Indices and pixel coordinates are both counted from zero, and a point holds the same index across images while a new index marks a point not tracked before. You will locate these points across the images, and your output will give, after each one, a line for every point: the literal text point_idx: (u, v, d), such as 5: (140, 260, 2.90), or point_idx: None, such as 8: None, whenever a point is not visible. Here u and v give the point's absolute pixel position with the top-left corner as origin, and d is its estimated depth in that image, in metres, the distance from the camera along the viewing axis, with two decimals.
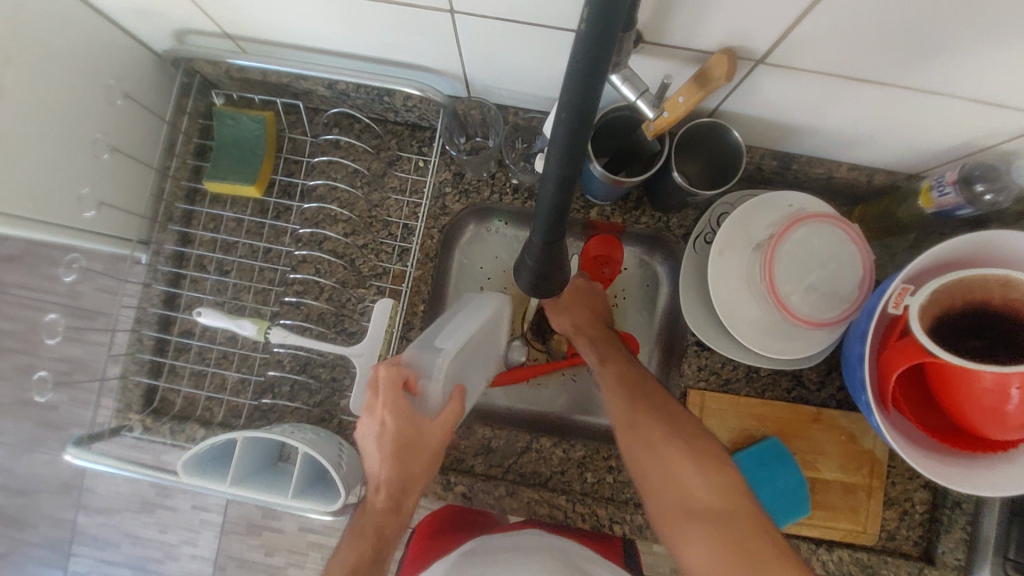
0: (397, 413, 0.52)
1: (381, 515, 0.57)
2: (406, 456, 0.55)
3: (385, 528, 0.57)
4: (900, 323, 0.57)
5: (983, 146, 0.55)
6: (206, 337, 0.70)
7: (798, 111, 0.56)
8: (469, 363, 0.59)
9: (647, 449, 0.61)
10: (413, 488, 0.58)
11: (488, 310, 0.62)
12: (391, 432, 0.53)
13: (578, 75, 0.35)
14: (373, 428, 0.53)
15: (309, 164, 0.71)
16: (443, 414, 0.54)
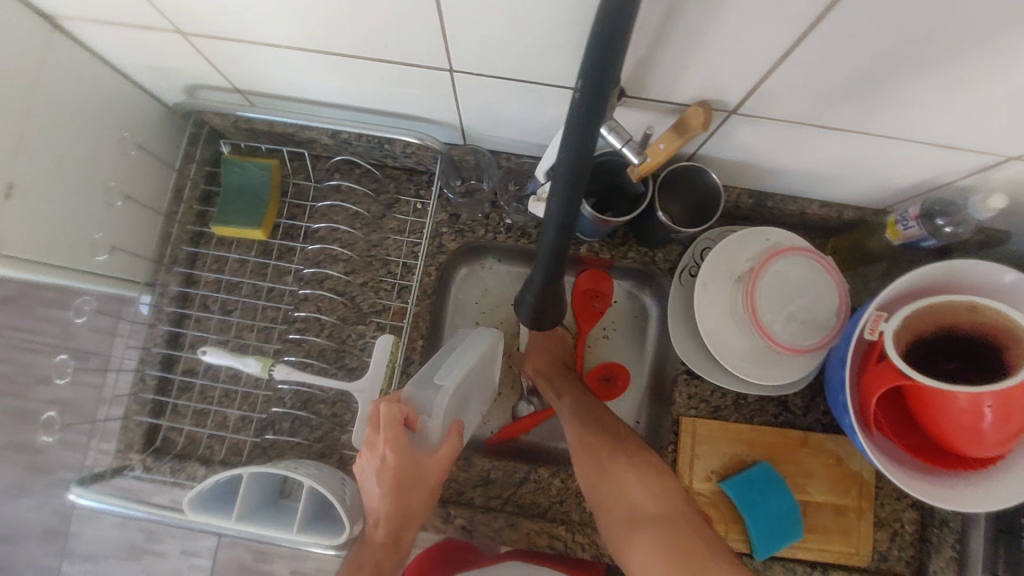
0: (397, 450, 0.54)
1: (380, 549, 0.59)
2: (405, 490, 0.57)
3: (383, 561, 0.59)
4: (877, 347, 0.61)
5: (940, 183, 0.59)
6: (209, 375, 0.71)
7: (771, 154, 0.60)
8: (463, 400, 0.62)
9: (597, 470, 0.63)
10: (412, 521, 0.59)
11: (485, 343, 0.65)
12: (392, 468, 0.55)
13: (575, 135, 0.40)
14: (373, 464, 0.55)
15: (312, 207, 0.74)
16: (441, 448, 0.57)
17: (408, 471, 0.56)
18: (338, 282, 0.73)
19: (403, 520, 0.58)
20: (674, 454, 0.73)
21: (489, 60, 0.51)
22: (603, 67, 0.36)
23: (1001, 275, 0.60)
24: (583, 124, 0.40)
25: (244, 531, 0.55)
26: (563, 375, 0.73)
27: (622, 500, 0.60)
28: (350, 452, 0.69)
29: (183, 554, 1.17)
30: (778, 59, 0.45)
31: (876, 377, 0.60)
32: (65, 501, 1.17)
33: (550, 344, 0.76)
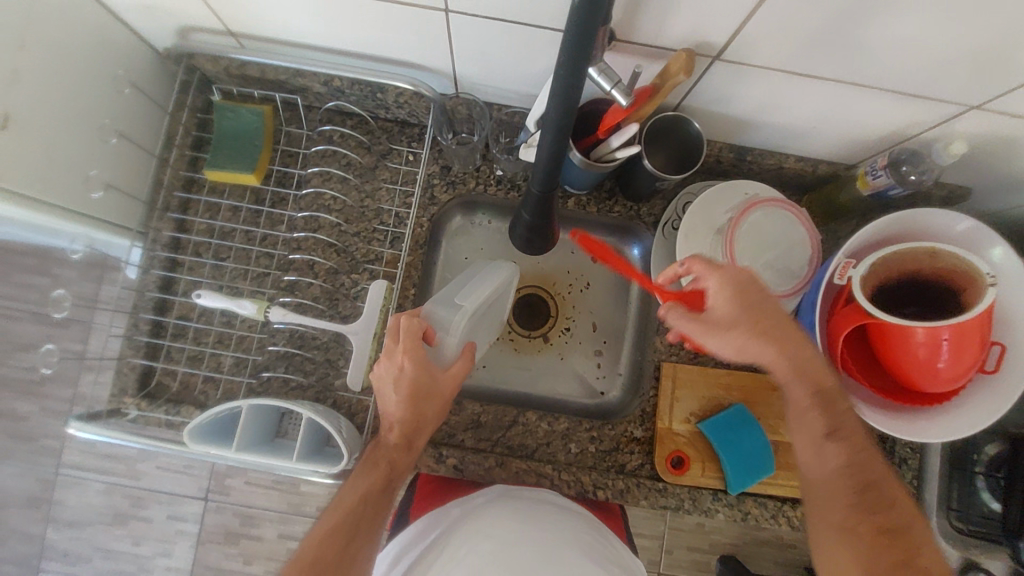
0: (414, 359, 0.59)
1: (392, 450, 0.61)
2: (419, 402, 0.60)
3: (396, 461, 0.61)
4: (845, 292, 0.65)
5: (906, 135, 0.63)
6: (204, 320, 0.72)
7: (751, 106, 0.64)
8: (477, 324, 0.67)
9: (829, 465, 0.57)
10: (425, 427, 0.62)
11: (498, 279, 0.68)
12: (408, 377, 0.59)
13: (576, 30, 0.41)
14: (391, 372, 0.59)
15: (304, 154, 0.75)
16: (455, 364, 0.62)
17: (424, 380, 0.60)
18: (331, 229, 0.74)
19: (421, 417, 0.61)
20: (654, 399, 0.77)
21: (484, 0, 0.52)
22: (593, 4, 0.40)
23: (956, 220, 0.66)
24: (578, 50, 0.43)
25: (243, 461, 0.57)
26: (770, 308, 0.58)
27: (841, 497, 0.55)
28: (344, 395, 0.71)
29: (169, 520, 1.18)
30: (756, 2, 0.47)
31: (841, 318, 0.64)
32: (46, 467, 1.17)
33: (766, 301, 0.58)
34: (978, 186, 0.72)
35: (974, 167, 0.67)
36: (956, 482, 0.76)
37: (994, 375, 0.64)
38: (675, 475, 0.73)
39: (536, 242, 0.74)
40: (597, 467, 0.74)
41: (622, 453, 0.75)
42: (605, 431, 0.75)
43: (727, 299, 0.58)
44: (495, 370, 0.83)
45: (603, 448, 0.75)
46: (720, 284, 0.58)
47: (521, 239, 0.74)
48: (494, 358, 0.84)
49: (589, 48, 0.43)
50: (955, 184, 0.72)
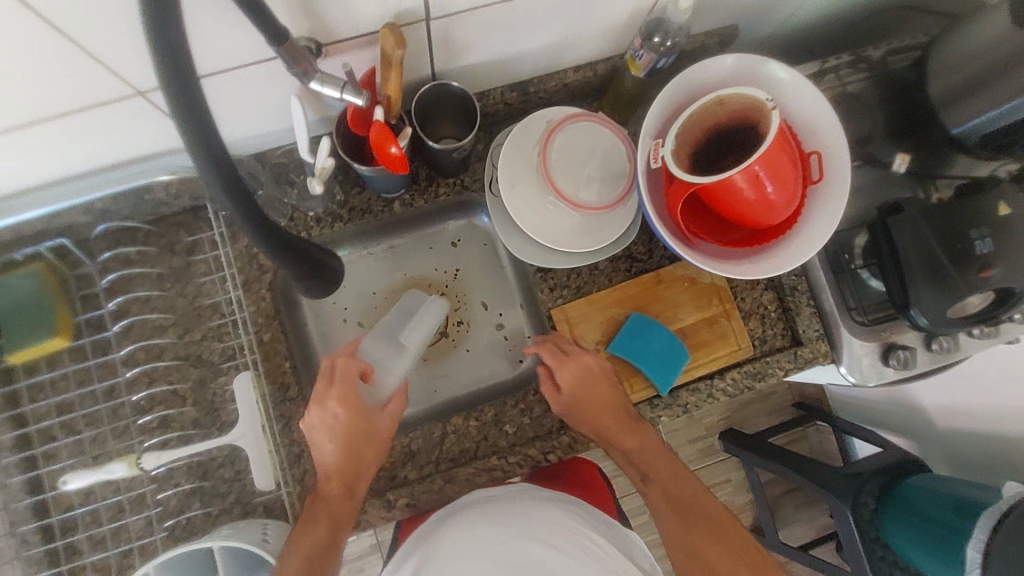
0: (347, 401, 0.64)
1: (334, 502, 0.63)
2: (358, 445, 0.65)
3: (337, 511, 0.62)
4: (665, 171, 0.66)
5: (648, 6, 0.64)
6: (89, 500, 0.66)
7: (498, 43, 0.62)
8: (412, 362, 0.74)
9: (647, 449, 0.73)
10: (362, 471, 0.65)
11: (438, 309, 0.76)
12: (345, 422, 0.64)
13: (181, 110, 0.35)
14: (327, 418, 0.64)
15: (105, 290, 0.69)
16: (389, 403, 0.67)
17: (362, 423, 0.65)
18: (175, 347, 0.70)
19: (361, 451, 0.65)
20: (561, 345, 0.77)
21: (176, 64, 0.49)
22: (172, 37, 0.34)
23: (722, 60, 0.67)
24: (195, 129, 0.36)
25: None
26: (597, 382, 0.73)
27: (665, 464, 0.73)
28: (269, 495, 0.68)
29: None
30: None
31: (672, 199, 0.65)
32: None
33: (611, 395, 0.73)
34: (739, 19, 0.74)
35: (722, 7, 0.69)
36: (846, 285, 0.80)
37: (822, 183, 0.67)
38: None
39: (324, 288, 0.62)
40: (539, 434, 0.75)
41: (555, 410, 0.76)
42: (530, 399, 0.76)
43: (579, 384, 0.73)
44: (414, 393, 0.82)
45: (536, 415, 0.76)
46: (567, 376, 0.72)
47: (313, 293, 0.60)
48: (406, 384, 0.82)
49: (208, 109, 0.35)
50: (721, 27, 0.75)
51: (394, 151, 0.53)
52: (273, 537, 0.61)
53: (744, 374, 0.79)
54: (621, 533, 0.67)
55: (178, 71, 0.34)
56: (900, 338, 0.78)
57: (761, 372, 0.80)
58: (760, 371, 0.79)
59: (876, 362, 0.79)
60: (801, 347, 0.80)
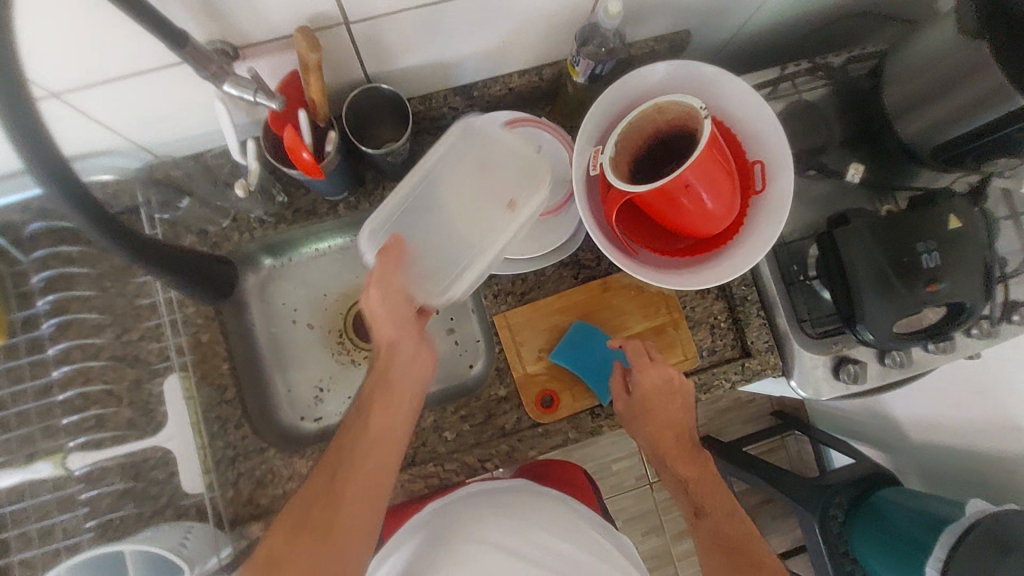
0: (384, 283, 0.65)
1: (336, 457, 0.58)
2: (400, 323, 0.66)
3: (335, 469, 0.57)
4: (603, 179, 0.65)
5: (584, 11, 0.63)
6: (19, 497, 0.66)
7: (430, 47, 0.62)
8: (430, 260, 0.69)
9: (693, 463, 0.74)
10: (390, 401, 0.63)
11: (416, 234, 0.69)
12: (393, 294, 0.65)
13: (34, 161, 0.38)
14: (376, 296, 0.65)
15: (43, 288, 0.69)
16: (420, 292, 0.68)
17: (395, 300, 0.66)
18: (113, 346, 0.70)
19: (388, 379, 0.64)
20: (503, 353, 0.76)
21: (86, 71, 0.50)
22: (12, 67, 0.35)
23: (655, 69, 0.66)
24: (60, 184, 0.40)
25: None
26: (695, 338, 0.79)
27: (704, 482, 0.73)
28: (201, 497, 0.67)
29: None
30: None
31: (608, 207, 0.64)
32: None
33: (674, 405, 0.73)
34: (691, 24, 0.73)
35: (667, 11, 0.68)
36: (798, 296, 0.78)
37: (764, 194, 0.66)
38: (550, 415, 0.74)
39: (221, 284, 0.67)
40: (479, 441, 0.74)
41: (496, 418, 0.75)
42: (471, 407, 0.75)
43: (657, 436, 0.74)
44: None
45: (476, 422, 0.75)
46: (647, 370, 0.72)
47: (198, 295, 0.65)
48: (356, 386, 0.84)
49: (61, 160, 0.39)
50: (672, 32, 0.73)
51: (305, 157, 0.55)
52: (192, 543, 0.60)
53: None
54: (616, 536, 0.68)
55: (26, 131, 0.37)
56: (852, 351, 0.77)
57: (708, 384, 0.78)
58: (706, 383, 0.78)
59: (829, 375, 0.77)
60: (749, 359, 0.79)
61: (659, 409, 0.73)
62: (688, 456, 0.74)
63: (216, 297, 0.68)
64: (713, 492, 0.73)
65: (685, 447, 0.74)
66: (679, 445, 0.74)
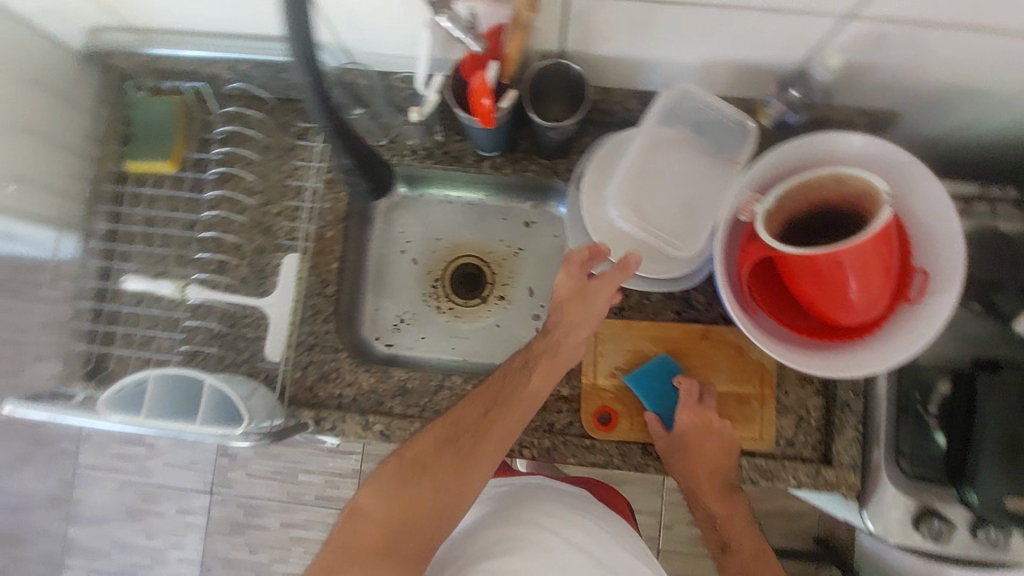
0: (569, 280, 0.66)
1: (465, 416, 0.61)
2: (575, 308, 0.66)
3: (463, 428, 0.60)
4: (750, 228, 0.62)
5: (796, 58, 0.60)
6: (139, 305, 0.75)
7: (632, 42, 0.62)
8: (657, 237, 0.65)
9: (730, 506, 0.76)
10: (522, 382, 0.63)
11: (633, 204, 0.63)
12: (569, 292, 0.67)
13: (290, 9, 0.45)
14: (570, 287, 0.66)
15: (218, 138, 0.77)
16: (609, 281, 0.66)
17: (577, 293, 0.67)
18: (253, 209, 0.77)
19: (548, 363, 0.65)
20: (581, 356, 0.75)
21: None
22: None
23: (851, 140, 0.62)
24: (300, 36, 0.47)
25: (150, 428, 0.59)
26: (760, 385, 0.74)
27: (740, 524, 0.77)
28: (277, 367, 0.75)
29: None
30: None
31: (744, 257, 0.61)
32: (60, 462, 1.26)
33: (710, 446, 0.71)
34: (904, 107, 0.68)
35: (885, 85, 0.64)
36: (908, 428, 0.72)
37: (917, 306, 0.61)
38: (602, 432, 0.73)
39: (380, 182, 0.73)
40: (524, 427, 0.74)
41: (549, 413, 0.75)
42: None
43: (695, 478, 0.73)
44: (434, 340, 0.87)
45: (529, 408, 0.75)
46: (687, 411, 0.70)
47: (355, 183, 0.72)
48: (433, 330, 0.87)
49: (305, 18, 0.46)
50: (882, 109, 0.68)
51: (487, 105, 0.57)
52: (256, 399, 0.64)
53: (754, 467, 0.73)
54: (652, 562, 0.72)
55: None
56: (944, 507, 0.69)
57: (772, 473, 0.73)
58: (772, 471, 0.73)
59: (906, 521, 0.70)
60: (826, 467, 0.72)
61: (715, 459, 0.72)
62: (726, 497, 0.75)
63: (378, 190, 0.75)
64: (749, 534, 0.77)
65: (725, 488, 0.74)
66: (716, 488, 0.74)
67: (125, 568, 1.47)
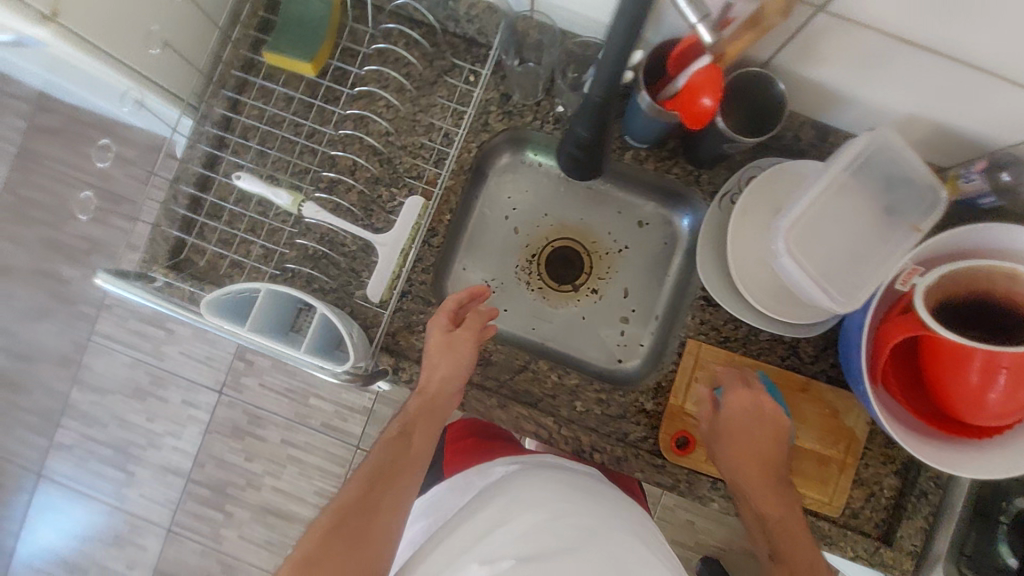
0: (439, 329, 0.66)
1: (382, 459, 0.61)
2: (444, 353, 0.65)
3: (382, 473, 0.60)
4: (905, 299, 0.59)
5: (1012, 141, 0.56)
6: (240, 205, 0.71)
7: (846, 74, 0.57)
8: (814, 260, 0.57)
9: (796, 542, 0.63)
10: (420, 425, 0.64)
11: (798, 218, 0.57)
12: (446, 344, 0.65)
13: None
14: (441, 339, 0.65)
15: (364, 53, 0.72)
16: (468, 353, 0.66)
17: (450, 348, 0.65)
18: (380, 137, 0.72)
19: (426, 409, 0.64)
20: (673, 375, 0.73)
21: None
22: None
23: None
24: None
25: (253, 341, 0.57)
26: (840, 439, 0.72)
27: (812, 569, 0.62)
28: (366, 306, 0.71)
29: None
30: None
31: (891, 327, 0.59)
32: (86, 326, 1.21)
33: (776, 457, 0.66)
34: None
35: None
36: (975, 530, 0.71)
37: None
38: (676, 455, 0.71)
39: (582, 168, 0.67)
40: (600, 430, 0.72)
41: (627, 422, 0.73)
42: (615, 398, 0.73)
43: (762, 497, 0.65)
44: (516, 314, 0.84)
45: (609, 412, 0.73)
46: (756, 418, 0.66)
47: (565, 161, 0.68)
48: (516, 304, 0.84)
49: None
50: None
51: (705, 104, 0.55)
52: (356, 337, 0.62)
53: (816, 528, 0.72)
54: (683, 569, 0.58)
55: None
56: None
57: (831, 539, 0.72)
58: (831, 537, 0.72)
59: None
60: (885, 547, 0.72)
61: (780, 500, 0.65)
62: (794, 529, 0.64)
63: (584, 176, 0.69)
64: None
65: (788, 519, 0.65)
66: (783, 515, 0.65)
67: (114, 445, 1.41)
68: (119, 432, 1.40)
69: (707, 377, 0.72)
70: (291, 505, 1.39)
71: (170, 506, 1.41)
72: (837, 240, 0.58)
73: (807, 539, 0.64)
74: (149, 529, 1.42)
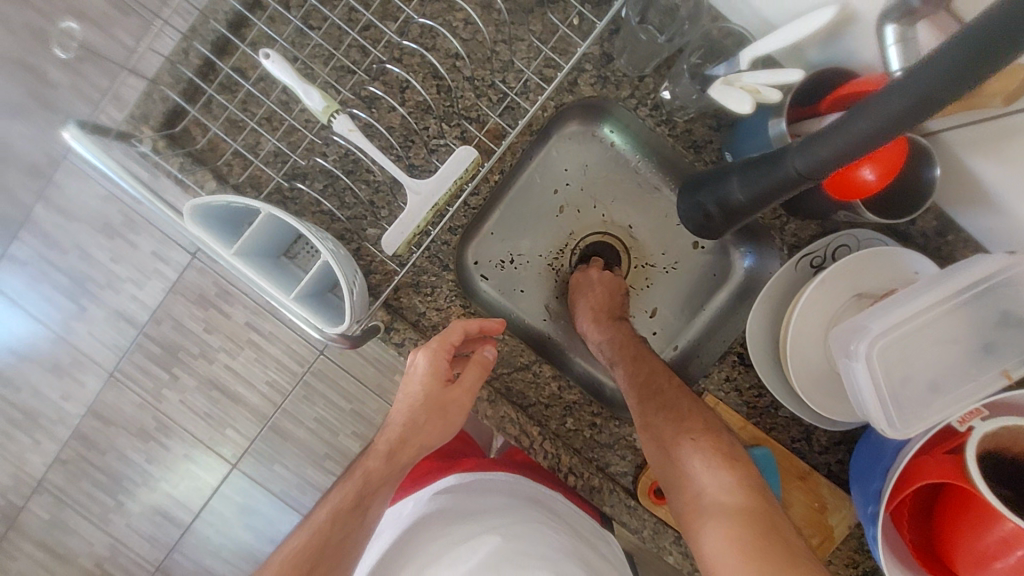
0: (427, 357, 0.58)
1: (348, 487, 0.56)
2: (434, 407, 0.58)
3: (341, 509, 0.55)
4: (955, 440, 0.51)
5: None
6: (260, 88, 0.59)
7: (1015, 182, 0.49)
8: (887, 369, 0.52)
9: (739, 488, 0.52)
10: (402, 453, 0.58)
11: (889, 321, 0.52)
12: (433, 377, 0.58)
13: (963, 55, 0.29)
14: (421, 367, 0.58)
15: None
16: (461, 388, 0.59)
17: (437, 389, 0.58)
18: (446, 59, 0.59)
19: (396, 444, 0.58)
20: None
21: None
22: (961, 77, 0.30)
23: None
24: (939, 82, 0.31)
25: (237, 267, 0.48)
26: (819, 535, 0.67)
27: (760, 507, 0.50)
28: (373, 250, 0.61)
29: (152, 256, 1.05)
30: None
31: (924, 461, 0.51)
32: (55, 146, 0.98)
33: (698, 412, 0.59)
34: None
35: None
36: None
37: None
38: (653, 503, 0.66)
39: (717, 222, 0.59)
40: (582, 453, 0.67)
41: (612, 453, 0.67)
42: (609, 425, 0.67)
43: (696, 441, 0.56)
44: (530, 300, 0.74)
45: (598, 438, 0.67)
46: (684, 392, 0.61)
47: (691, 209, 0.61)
48: (535, 288, 0.75)
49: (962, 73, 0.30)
50: None
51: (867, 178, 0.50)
52: (357, 291, 0.53)
53: None
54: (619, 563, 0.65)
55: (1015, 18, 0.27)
56: None
57: None
58: None
59: None
60: None
61: (693, 409, 0.59)
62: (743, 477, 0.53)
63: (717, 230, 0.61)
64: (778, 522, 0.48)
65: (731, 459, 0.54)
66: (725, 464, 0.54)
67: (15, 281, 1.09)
68: (79, 263, 1.05)
69: (619, 307, 0.70)
70: (240, 386, 1.09)
71: (119, 351, 1.09)
72: (923, 357, 0.53)
73: (709, 433, 0.57)
74: (92, 365, 1.10)
